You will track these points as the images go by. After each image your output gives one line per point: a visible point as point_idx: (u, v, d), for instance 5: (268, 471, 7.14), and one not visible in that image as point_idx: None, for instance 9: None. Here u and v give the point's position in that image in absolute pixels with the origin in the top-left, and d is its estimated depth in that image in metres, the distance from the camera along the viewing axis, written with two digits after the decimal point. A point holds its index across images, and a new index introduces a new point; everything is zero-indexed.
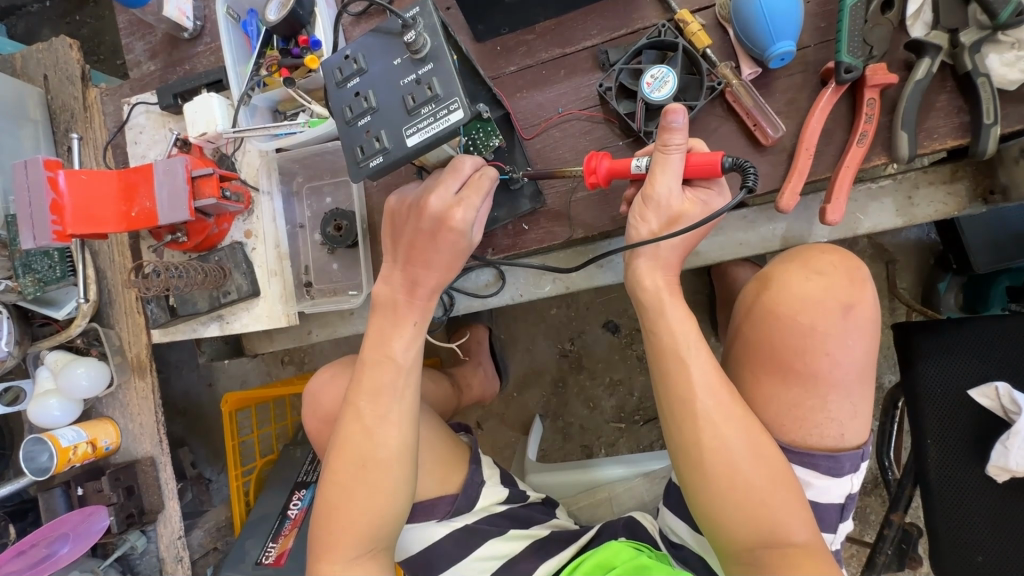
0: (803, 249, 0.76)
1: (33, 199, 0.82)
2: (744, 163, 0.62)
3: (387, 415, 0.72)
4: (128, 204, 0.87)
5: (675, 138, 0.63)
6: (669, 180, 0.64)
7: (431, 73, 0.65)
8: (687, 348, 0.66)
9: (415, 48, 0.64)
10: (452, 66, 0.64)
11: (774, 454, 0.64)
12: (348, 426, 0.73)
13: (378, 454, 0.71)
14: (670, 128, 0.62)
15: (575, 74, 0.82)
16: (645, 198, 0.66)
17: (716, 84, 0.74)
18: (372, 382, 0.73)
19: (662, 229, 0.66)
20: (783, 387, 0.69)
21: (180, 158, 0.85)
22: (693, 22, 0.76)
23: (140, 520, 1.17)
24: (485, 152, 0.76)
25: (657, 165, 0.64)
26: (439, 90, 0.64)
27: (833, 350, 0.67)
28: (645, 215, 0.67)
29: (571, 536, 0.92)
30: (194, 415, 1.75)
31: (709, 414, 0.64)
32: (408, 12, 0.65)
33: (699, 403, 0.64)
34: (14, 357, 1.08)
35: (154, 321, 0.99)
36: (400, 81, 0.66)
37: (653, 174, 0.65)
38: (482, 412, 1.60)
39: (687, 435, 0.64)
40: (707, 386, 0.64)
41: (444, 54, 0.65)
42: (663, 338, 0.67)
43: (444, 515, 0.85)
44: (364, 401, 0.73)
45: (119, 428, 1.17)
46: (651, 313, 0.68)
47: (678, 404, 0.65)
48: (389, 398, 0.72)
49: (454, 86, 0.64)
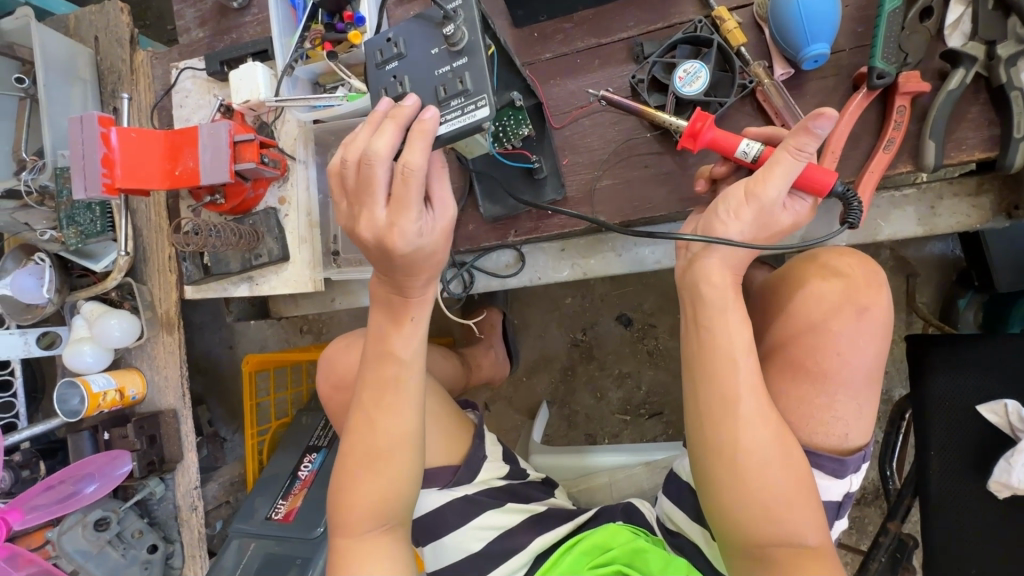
0: (834, 250, 0.76)
1: (86, 152, 0.88)
2: (853, 196, 0.66)
3: (396, 377, 0.75)
4: (172, 162, 0.92)
5: (811, 144, 0.61)
6: (782, 184, 0.64)
7: (464, 66, 0.67)
8: (738, 350, 0.67)
9: (453, 41, 0.67)
10: (484, 62, 0.66)
11: (800, 459, 0.66)
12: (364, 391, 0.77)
13: (391, 414, 0.75)
14: (809, 132, 0.60)
15: (608, 64, 0.84)
16: (749, 195, 0.65)
17: (747, 82, 0.75)
18: (383, 347, 0.76)
19: (749, 232, 0.67)
20: (792, 382, 0.70)
21: (224, 123, 0.89)
22: (730, 19, 0.76)
23: (160, 468, 1.32)
24: (513, 139, 0.81)
25: (779, 165, 0.63)
26: (471, 84, 0.66)
27: (844, 349, 0.68)
28: (740, 211, 0.67)
29: (567, 514, 0.96)
30: (214, 375, 1.83)
31: (749, 415, 0.65)
32: (451, 4, 0.68)
33: (741, 406, 0.65)
34: (54, 303, 1.23)
35: (188, 276, 1.04)
36: (435, 70, 0.68)
37: (771, 171, 0.64)
38: (491, 394, 1.67)
39: (719, 432, 0.66)
40: (751, 387, 0.66)
41: (479, 49, 0.67)
42: (720, 338, 0.67)
43: (446, 483, 0.89)
44: (375, 366, 0.76)
45: (145, 379, 1.30)
46: (713, 307, 0.68)
47: (719, 402, 0.66)
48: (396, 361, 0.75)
49: (487, 83, 0.66)
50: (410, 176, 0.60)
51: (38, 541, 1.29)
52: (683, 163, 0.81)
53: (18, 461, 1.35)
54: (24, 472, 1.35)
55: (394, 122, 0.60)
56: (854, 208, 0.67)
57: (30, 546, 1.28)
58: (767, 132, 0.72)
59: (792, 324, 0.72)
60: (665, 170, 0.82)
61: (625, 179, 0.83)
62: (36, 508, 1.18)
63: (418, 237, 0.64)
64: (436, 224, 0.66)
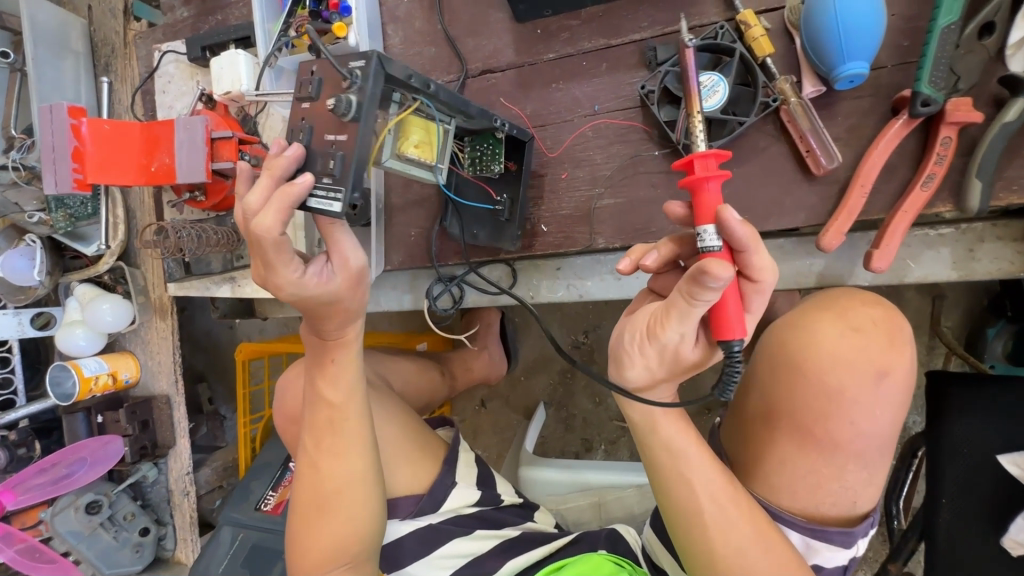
0: (831, 293, 0.69)
1: (57, 145, 0.84)
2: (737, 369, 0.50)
3: (344, 407, 0.80)
4: (148, 156, 0.86)
5: (701, 295, 0.48)
6: (682, 329, 0.53)
7: (342, 144, 0.58)
8: (686, 452, 0.61)
9: (338, 113, 0.57)
10: (360, 151, 0.56)
11: (789, 551, 0.60)
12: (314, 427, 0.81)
13: (336, 447, 0.79)
14: (700, 284, 0.47)
15: (617, 69, 0.75)
16: (650, 337, 0.55)
17: (771, 100, 0.67)
18: (325, 379, 0.80)
19: (659, 372, 0.57)
20: (798, 451, 0.64)
21: (201, 117, 0.83)
22: (756, 25, 0.67)
23: (152, 452, 1.31)
24: (487, 169, 0.77)
25: (676, 309, 0.51)
26: (335, 173, 0.57)
27: (858, 419, 0.62)
28: (645, 351, 0.57)
29: (544, 538, 0.93)
30: (214, 354, 1.83)
31: (718, 521, 0.60)
32: (354, 61, 0.57)
33: (690, 461, 0.61)
34: (45, 286, 1.19)
35: (171, 275, 1.01)
36: (325, 135, 0.59)
37: (667, 316, 0.53)
38: (488, 391, 1.64)
39: (678, 491, 0.61)
40: (711, 488, 0.61)
41: (365, 131, 0.56)
42: (663, 440, 0.62)
43: (408, 514, 0.87)
44: (325, 398, 0.80)
45: (138, 363, 1.29)
46: (647, 415, 0.62)
47: (664, 459, 0.62)
48: (343, 390, 0.80)
49: (349, 179, 0.57)
50: (264, 238, 0.58)
51: (32, 520, 1.24)
52: None
53: (13, 439, 1.28)
54: (19, 451, 1.29)
55: (268, 175, 0.58)
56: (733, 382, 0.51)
57: (22, 524, 1.22)
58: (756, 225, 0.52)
59: (793, 386, 0.65)
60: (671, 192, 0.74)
61: (627, 199, 0.76)
62: (30, 488, 1.18)
63: (302, 283, 0.65)
64: (335, 274, 0.68)
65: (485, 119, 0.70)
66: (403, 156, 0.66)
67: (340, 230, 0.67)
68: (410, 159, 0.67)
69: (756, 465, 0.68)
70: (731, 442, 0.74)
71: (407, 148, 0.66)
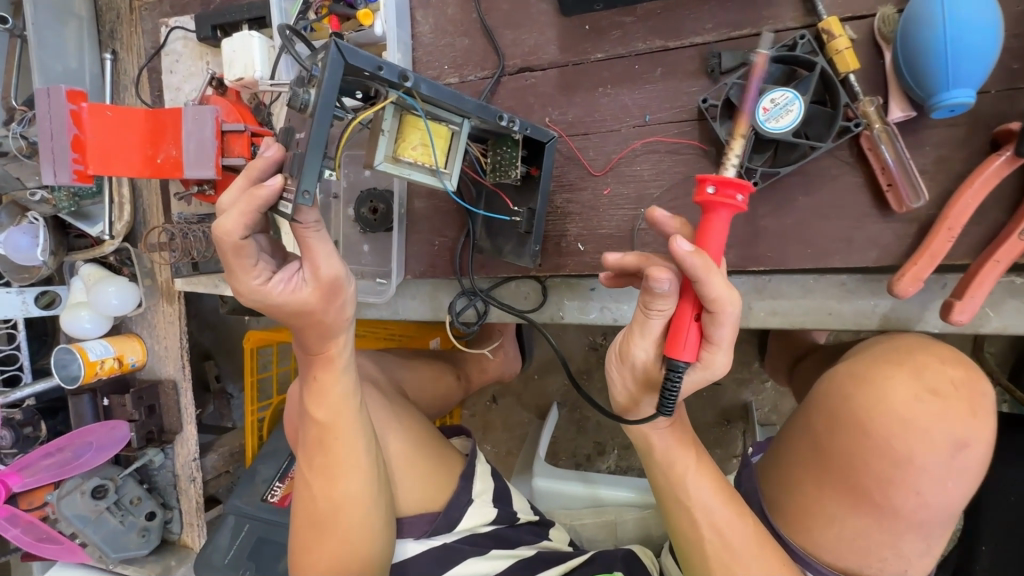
0: (896, 341, 0.64)
1: (55, 131, 0.78)
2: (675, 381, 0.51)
3: (339, 424, 0.70)
4: (153, 147, 0.79)
5: (655, 301, 0.51)
6: (644, 345, 0.55)
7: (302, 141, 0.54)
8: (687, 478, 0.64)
9: (299, 108, 0.53)
10: (311, 146, 0.51)
11: None
12: (310, 444, 0.72)
13: (334, 468, 0.71)
14: (651, 289, 0.51)
15: (673, 76, 0.67)
16: (620, 354, 0.58)
17: (852, 124, 0.59)
18: (317, 392, 0.70)
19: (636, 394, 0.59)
20: (852, 513, 0.60)
21: (211, 108, 0.76)
22: (841, 36, 0.58)
23: (159, 437, 1.26)
24: (505, 176, 0.69)
25: (636, 324, 0.55)
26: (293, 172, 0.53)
27: (925, 490, 0.57)
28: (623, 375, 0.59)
29: (557, 558, 0.88)
30: (223, 330, 1.74)
31: (723, 555, 0.62)
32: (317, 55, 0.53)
33: (689, 485, 0.64)
34: (49, 266, 1.12)
35: (177, 270, 0.95)
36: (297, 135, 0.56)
37: (630, 331, 0.56)
38: (500, 387, 1.60)
39: (679, 516, 0.64)
40: (714, 519, 0.62)
41: (318, 123, 0.52)
42: (665, 464, 0.65)
43: (422, 534, 0.81)
44: (316, 414, 0.71)
45: (145, 347, 1.22)
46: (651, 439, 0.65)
47: (666, 481, 0.65)
48: (339, 404, 0.70)
49: (301, 177, 0.52)
50: (223, 240, 0.55)
51: (40, 500, 1.15)
52: (751, 211, 0.66)
53: (17, 419, 1.16)
54: (24, 431, 1.17)
55: (243, 176, 0.56)
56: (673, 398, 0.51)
57: (29, 505, 1.13)
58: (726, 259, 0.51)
59: (856, 440, 0.59)
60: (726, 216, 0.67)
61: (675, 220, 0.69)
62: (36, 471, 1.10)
63: (268, 289, 0.59)
64: (305, 285, 0.61)
65: (488, 117, 0.61)
66: (398, 159, 0.60)
67: (320, 234, 0.59)
68: (406, 163, 0.61)
69: (800, 518, 0.64)
70: (766, 485, 0.69)
71: (403, 150, 0.60)
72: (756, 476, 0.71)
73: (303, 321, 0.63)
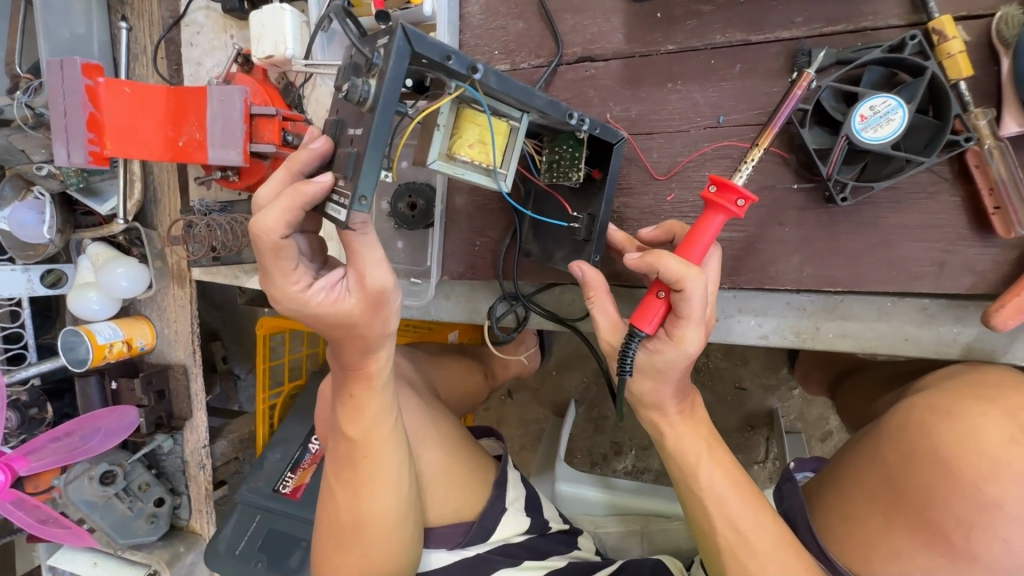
0: (982, 373, 0.60)
1: (68, 108, 0.71)
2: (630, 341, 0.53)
3: (375, 440, 0.66)
4: (175, 129, 0.73)
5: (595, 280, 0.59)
6: (604, 316, 0.59)
7: (357, 138, 0.47)
8: (711, 482, 0.58)
9: (355, 100, 0.45)
10: (371, 146, 0.44)
11: None
12: (341, 456, 0.68)
13: (366, 485, 0.66)
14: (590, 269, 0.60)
15: (753, 73, 0.61)
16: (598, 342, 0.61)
17: (962, 138, 0.53)
18: (353, 406, 0.65)
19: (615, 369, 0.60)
20: (923, 552, 0.54)
21: (239, 88, 0.70)
22: (955, 38, 0.52)
23: (168, 423, 1.19)
24: (562, 179, 0.62)
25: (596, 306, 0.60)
26: (346, 172, 0.46)
27: (1015, 537, 0.51)
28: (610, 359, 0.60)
29: (587, 568, 0.85)
30: (232, 310, 1.66)
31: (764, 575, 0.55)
32: (378, 41, 0.46)
33: (702, 474, 0.59)
34: (55, 244, 1.05)
35: (196, 259, 0.90)
36: (349, 129, 0.49)
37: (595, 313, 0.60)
38: (516, 382, 1.56)
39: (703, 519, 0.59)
40: (749, 523, 0.57)
41: (379, 118, 0.44)
42: (697, 465, 0.59)
43: (456, 544, 0.78)
44: (351, 429, 0.66)
45: (154, 330, 1.16)
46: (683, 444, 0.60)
47: (677, 469, 0.61)
48: (376, 419, 0.65)
49: (357, 180, 0.45)
50: (262, 240, 0.48)
51: (46, 484, 1.08)
52: (831, 226, 0.60)
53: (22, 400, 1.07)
54: (30, 412, 1.08)
55: (285, 169, 0.49)
56: (628, 356, 0.53)
57: (35, 489, 1.07)
58: (699, 245, 0.53)
59: (932, 476, 0.54)
60: (803, 230, 0.61)
61: (746, 232, 0.63)
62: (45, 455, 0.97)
63: (305, 295, 0.52)
64: (349, 294, 0.55)
65: (556, 115, 0.54)
66: (454, 157, 0.53)
67: (367, 236, 0.52)
68: (461, 161, 0.54)
69: (860, 549, 0.58)
70: (818, 507, 0.64)
71: (460, 147, 0.53)
72: (801, 492, 0.66)
73: (342, 332, 0.57)
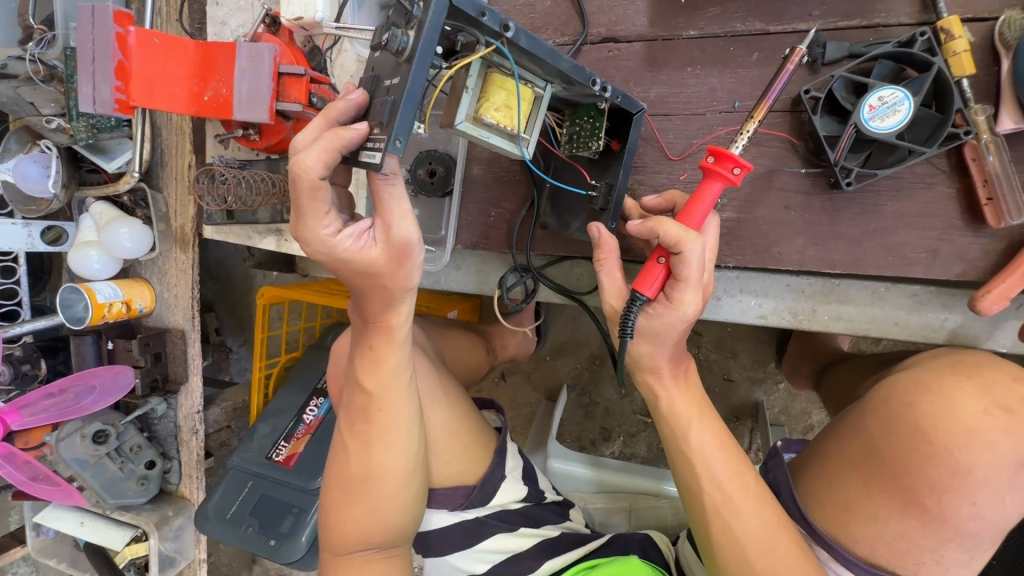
0: (964, 355, 0.64)
1: (97, 55, 0.72)
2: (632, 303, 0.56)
3: (389, 393, 0.68)
4: (201, 83, 0.74)
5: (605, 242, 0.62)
6: (611, 279, 0.62)
7: (393, 88, 0.49)
8: (701, 444, 0.61)
9: (393, 50, 0.48)
10: (407, 94, 0.46)
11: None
12: (355, 408, 0.70)
13: (378, 435, 0.68)
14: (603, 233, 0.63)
15: (770, 62, 0.64)
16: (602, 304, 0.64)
17: (961, 132, 0.57)
18: (371, 359, 0.67)
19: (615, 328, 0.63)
20: (898, 516, 0.58)
21: (270, 46, 0.71)
22: (960, 37, 0.56)
23: (163, 386, 1.14)
24: (582, 150, 0.65)
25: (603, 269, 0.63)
26: (381, 119, 0.48)
27: (981, 501, 0.56)
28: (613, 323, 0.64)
29: (579, 538, 0.87)
30: (227, 282, 1.65)
31: (751, 537, 0.58)
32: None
33: (693, 436, 0.62)
34: (60, 201, 1.01)
35: (209, 218, 0.93)
36: (384, 82, 0.51)
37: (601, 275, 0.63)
38: (510, 366, 1.58)
39: (693, 483, 0.61)
40: (736, 486, 0.60)
41: (415, 66, 0.46)
42: (690, 429, 0.62)
43: (457, 506, 0.80)
44: (368, 381, 0.68)
45: (154, 293, 1.12)
46: (677, 410, 0.63)
47: (669, 431, 0.64)
48: (392, 373, 0.67)
49: (392, 125, 0.47)
50: (300, 181, 0.50)
51: (37, 441, 1.01)
52: (834, 212, 0.64)
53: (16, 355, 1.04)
54: (24, 368, 1.04)
55: (322, 116, 0.51)
56: (629, 318, 0.56)
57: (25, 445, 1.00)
58: (698, 214, 0.56)
59: (912, 446, 0.58)
60: (806, 214, 0.65)
61: (754, 214, 0.66)
62: (37, 411, 0.94)
63: (336, 240, 0.55)
64: (375, 244, 0.57)
65: (581, 79, 0.56)
66: (480, 119, 0.55)
67: (396, 189, 0.53)
68: (486, 124, 0.55)
69: (840, 513, 0.61)
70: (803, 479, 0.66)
71: (486, 110, 0.54)
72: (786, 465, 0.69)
73: (368, 282, 0.59)
